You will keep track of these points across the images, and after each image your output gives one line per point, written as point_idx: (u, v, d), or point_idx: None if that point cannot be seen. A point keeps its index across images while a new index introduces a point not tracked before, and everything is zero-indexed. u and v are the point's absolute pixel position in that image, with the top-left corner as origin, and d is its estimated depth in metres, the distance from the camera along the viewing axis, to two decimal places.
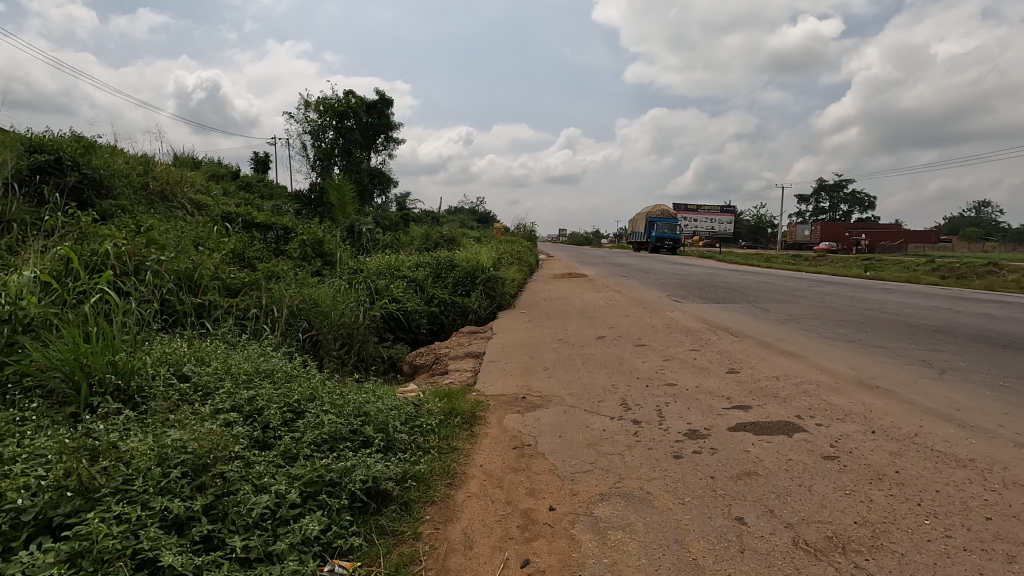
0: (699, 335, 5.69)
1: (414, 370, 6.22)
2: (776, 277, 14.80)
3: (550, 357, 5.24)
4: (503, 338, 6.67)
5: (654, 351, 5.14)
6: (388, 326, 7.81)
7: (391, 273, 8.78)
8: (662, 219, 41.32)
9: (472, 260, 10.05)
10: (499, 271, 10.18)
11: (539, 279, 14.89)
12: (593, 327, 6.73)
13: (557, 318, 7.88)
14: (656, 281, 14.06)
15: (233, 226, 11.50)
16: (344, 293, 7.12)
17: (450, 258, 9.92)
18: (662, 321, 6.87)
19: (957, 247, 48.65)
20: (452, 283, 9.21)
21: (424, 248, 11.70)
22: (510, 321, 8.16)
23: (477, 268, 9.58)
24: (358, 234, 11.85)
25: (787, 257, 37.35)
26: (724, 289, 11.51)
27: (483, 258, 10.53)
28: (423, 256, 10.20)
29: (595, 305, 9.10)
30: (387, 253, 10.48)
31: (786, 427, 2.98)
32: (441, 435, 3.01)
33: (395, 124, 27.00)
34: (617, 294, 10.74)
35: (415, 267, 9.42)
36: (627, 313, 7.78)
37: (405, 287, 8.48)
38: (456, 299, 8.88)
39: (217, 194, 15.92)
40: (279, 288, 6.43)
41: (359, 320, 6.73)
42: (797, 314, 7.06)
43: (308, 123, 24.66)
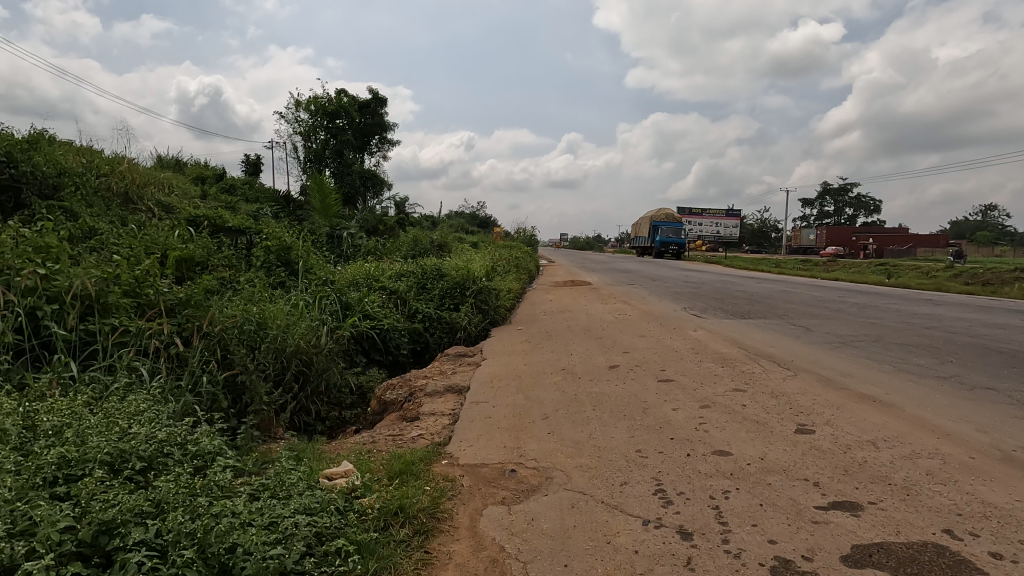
0: (739, 366, 4.53)
1: (382, 408, 5.04)
2: (797, 284, 13.67)
3: (550, 398, 4.07)
4: (494, 364, 5.51)
5: (685, 391, 3.97)
6: (362, 347, 6.66)
7: (368, 285, 7.69)
8: (667, 222, 40.33)
9: (463, 267, 8.90)
10: (494, 280, 9.01)
11: (539, 288, 13.78)
12: (602, 352, 5.58)
13: (560, 337, 6.74)
14: (668, 288, 12.92)
15: (198, 230, 10.41)
16: (304, 309, 6.00)
17: (438, 266, 8.77)
18: (685, 344, 5.70)
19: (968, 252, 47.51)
20: (439, 295, 8.06)
21: (411, 255, 10.54)
22: (506, 340, 7.00)
23: (468, 277, 8.43)
24: (339, 240, 10.75)
25: (796, 262, 36.22)
26: (745, 299, 10.37)
27: (476, 265, 9.37)
28: (408, 264, 9.08)
29: (604, 320, 7.93)
30: (368, 262, 9.35)
31: (944, 559, 1.80)
32: (371, 569, 1.86)
33: (389, 125, 25.92)
34: (626, 306, 9.59)
35: (397, 277, 8.28)
36: (642, 332, 6.59)
37: (383, 301, 7.37)
38: (442, 314, 7.72)
39: (194, 196, 14.90)
40: (221, 306, 5.33)
41: (320, 344, 5.60)
42: (847, 334, 5.90)
43: (299, 123, 23.72)
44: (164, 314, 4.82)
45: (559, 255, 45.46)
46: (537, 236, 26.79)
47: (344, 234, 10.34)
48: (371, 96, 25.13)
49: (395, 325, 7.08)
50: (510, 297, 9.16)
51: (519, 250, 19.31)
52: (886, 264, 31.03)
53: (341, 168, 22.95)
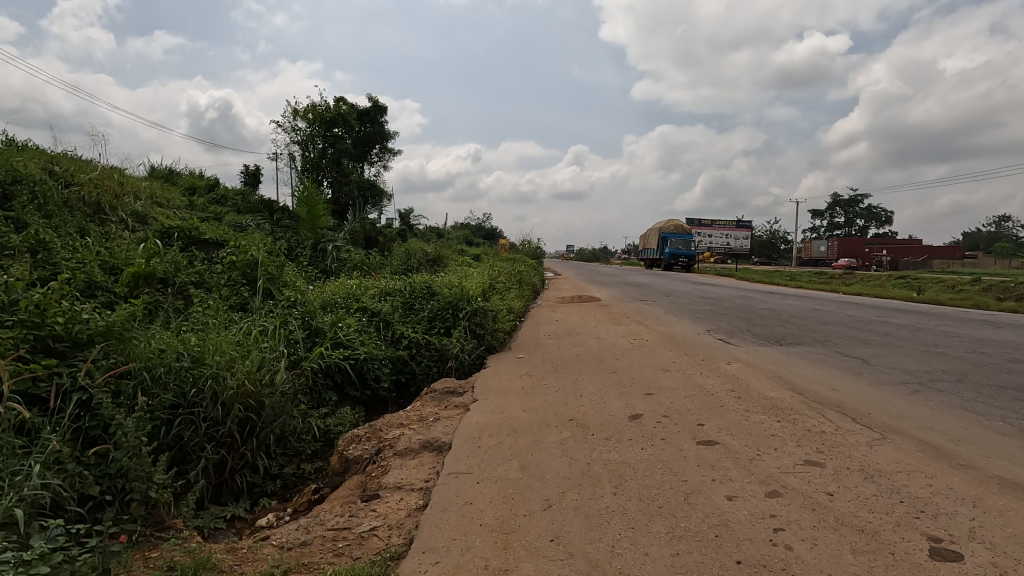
0: (801, 422, 3.48)
1: (345, 467, 4.03)
2: (825, 302, 12.58)
3: (553, 471, 3.04)
4: (485, 408, 4.49)
5: (737, 463, 2.93)
6: (334, 381, 5.66)
7: (346, 308, 6.75)
8: (676, 234, 39.28)
9: (455, 284, 7.93)
10: (492, 298, 8.01)
11: (544, 305, 12.78)
12: (619, 394, 4.55)
13: (567, 369, 5.72)
14: (685, 306, 11.90)
15: (169, 242, 9.53)
16: (258, 339, 5.02)
17: (428, 284, 7.80)
18: (720, 382, 4.65)
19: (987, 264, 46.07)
20: (429, 317, 7.06)
21: (402, 270, 9.56)
22: (504, 371, 5.99)
23: (461, 295, 7.44)
24: (323, 254, 9.82)
25: (811, 275, 35.00)
26: (774, 319, 9.31)
27: (472, 281, 8.41)
28: (396, 281, 8.11)
29: (618, 346, 6.88)
30: (351, 278, 8.39)
31: None
32: None
33: (390, 134, 25.12)
34: (641, 327, 8.55)
35: (381, 298, 7.33)
36: (663, 364, 5.56)
37: (361, 326, 6.41)
38: (431, 338, 6.71)
39: (177, 207, 14.08)
40: (151, 338, 4.40)
41: (275, 382, 4.63)
42: (918, 370, 4.85)
43: (296, 132, 23.00)
44: (62, 362, 3.87)
45: (566, 267, 44.36)
46: (542, 248, 25.79)
47: (328, 248, 9.40)
48: (371, 105, 24.38)
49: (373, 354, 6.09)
50: (510, 317, 8.15)
51: (523, 263, 18.31)
52: (906, 277, 29.77)
53: (339, 178, 22.12)
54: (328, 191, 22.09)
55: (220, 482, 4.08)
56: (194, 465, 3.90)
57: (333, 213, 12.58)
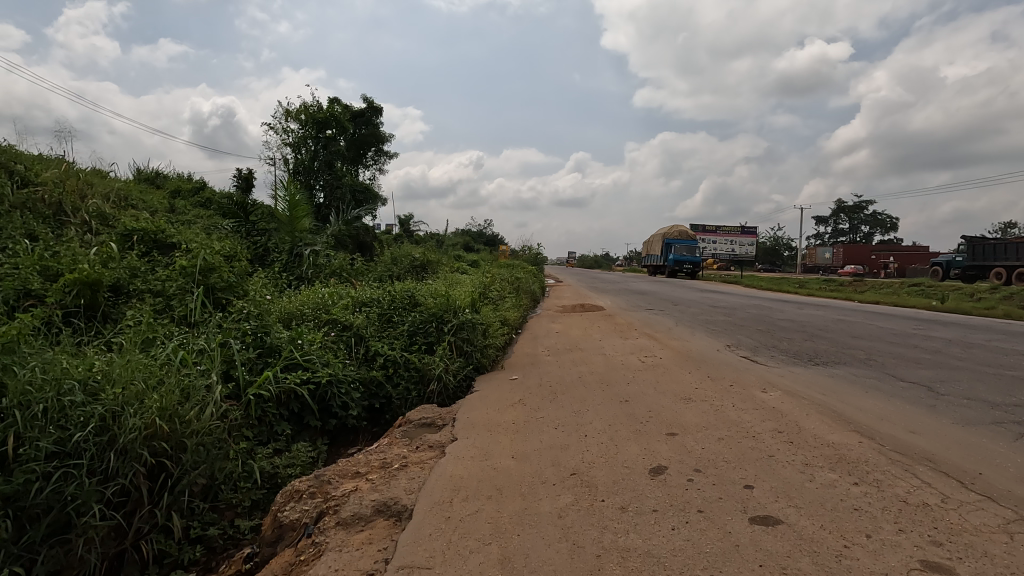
0: (888, 487, 2.55)
1: (278, 536, 3.08)
2: (848, 312, 11.62)
3: (547, 571, 2.09)
4: (464, 452, 3.55)
5: (817, 563, 1.99)
6: (289, 409, 4.75)
7: (312, 324, 5.85)
8: (680, 240, 38.38)
9: (441, 293, 7.02)
10: (482, 308, 7.09)
11: (544, 314, 11.86)
12: (633, 434, 3.61)
13: (568, 396, 4.78)
14: (696, 316, 10.96)
15: (128, 246, 8.63)
16: (188, 363, 4.12)
17: (409, 293, 6.88)
18: (760, 419, 3.71)
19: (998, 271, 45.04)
20: (408, 331, 6.13)
21: (385, 277, 8.63)
22: (494, 397, 5.05)
23: (445, 304, 6.52)
24: (299, 260, 8.93)
25: (819, 281, 34.05)
26: (799, 332, 8.35)
27: (460, 290, 7.48)
28: (375, 290, 7.20)
29: (627, 365, 5.93)
30: (326, 287, 7.47)
31: None
32: None
33: (385, 136, 24.27)
34: (651, 341, 7.61)
35: (354, 310, 6.42)
36: (684, 391, 4.62)
37: (327, 343, 5.51)
38: (409, 356, 5.78)
39: (153, 210, 13.23)
40: (43, 362, 3.51)
41: (201, 417, 3.71)
42: (1003, 403, 3.91)
43: (287, 134, 22.20)
44: None
45: (568, 274, 43.38)
46: (543, 254, 24.85)
47: (304, 253, 8.50)
48: (366, 106, 23.60)
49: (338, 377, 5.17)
50: (504, 330, 7.22)
51: (522, 269, 17.37)
52: (920, 285, 28.75)
53: (331, 181, 21.25)
54: (320, 194, 21.21)
55: (120, 551, 3.16)
56: (78, 533, 2.97)
57: (316, 215, 11.69)
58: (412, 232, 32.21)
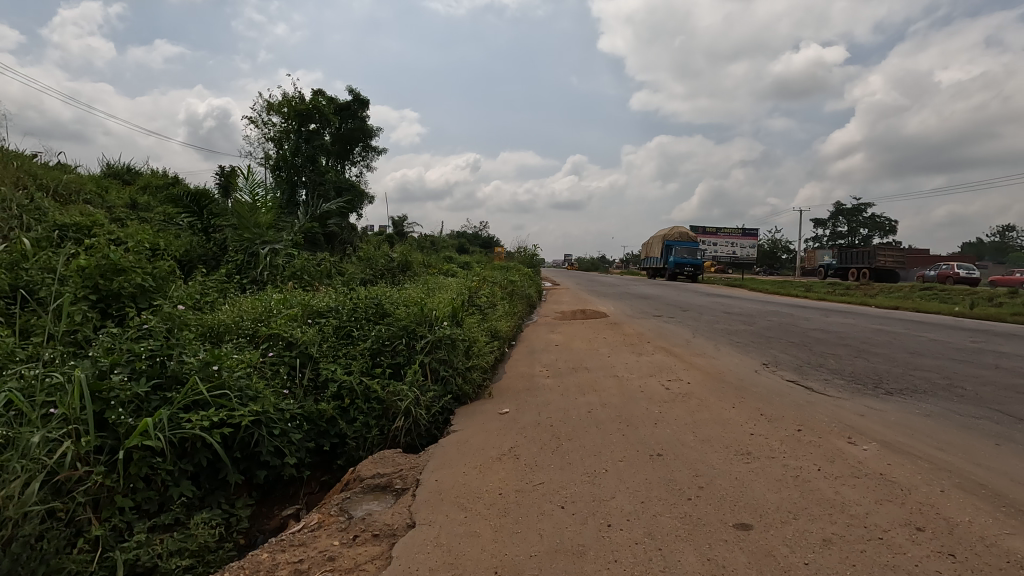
0: None
1: None
2: (880, 320, 10.39)
3: None
4: (421, 557, 2.28)
5: None
6: (196, 462, 3.47)
7: (244, 346, 4.57)
8: (680, 242, 37.23)
9: (416, 300, 5.74)
10: (466, 319, 5.82)
11: (541, 323, 10.56)
12: (683, 527, 2.34)
13: (576, 444, 3.49)
14: (714, 325, 9.71)
15: (50, 243, 7.28)
16: (26, 410, 2.94)
17: (376, 300, 5.60)
18: (873, 500, 2.45)
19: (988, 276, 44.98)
20: (370, 348, 4.86)
21: (356, 281, 7.34)
22: (477, 442, 3.75)
23: (418, 315, 5.24)
24: (254, 262, 7.65)
25: (824, 285, 32.91)
26: (841, 345, 7.11)
27: (439, 295, 6.22)
28: (335, 296, 5.90)
29: (649, 394, 4.66)
30: (278, 292, 6.16)
31: None
32: None
33: (373, 132, 23.05)
34: (671, 358, 6.34)
35: (306, 322, 5.12)
36: (737, 439, 3.35)
37: (259, 371, 4.21)
38: (369, 382, 4.49)
39: (105, 206, 11.85)
40: None
41: (17, 502, 2.52)
42: None
43: (268, 127, 20.87)
44: None
45: (566, 277, 42.17)
46: (539, 256, 23.65)
47: (259, 253, 7.21)
48: (352, 99, 22.36)
49: (271, 413, 3.88)
50: (493, 344, 5.95)
51: (517, 272, 16.10)
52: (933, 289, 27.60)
53: (314, 178, 19.94)
54: (303, 191, 19.92)
55: None
56: None
57: (285, 211, 10.36)
58: (405, 233, 30.99)
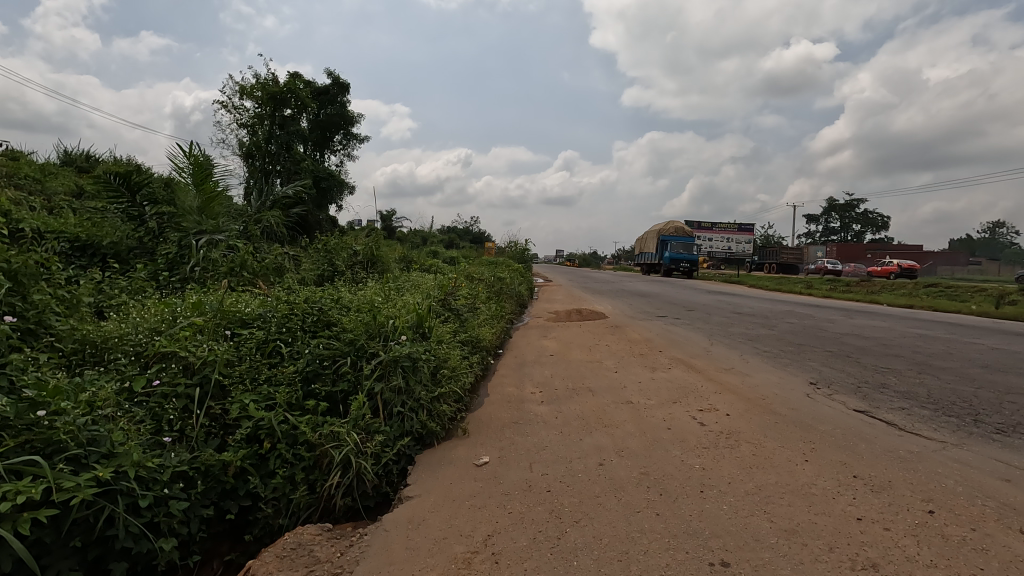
0: None
1: None
2: (913, 322, 9.26)
3: None
4: None
5: None
6: None
7: (121, 376, 3.31)
8: (676, 237, 36.15)
9: (374, 305, 4.44)
10: (437, 327, 4.54)
11: (533, 326, 9.34)
12: None
13: (588, 537, 2.26)
14: (729, 329, 8.53)
15: None
16: None
17: (321, 304, 4.32)
18: None
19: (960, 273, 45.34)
20: (304, 371, 3.61)
21: (308, 280, 6.01)
22: (438, 523, 2.52)
23: (372, 324, 3.95)
24: (187, 256, 6.35)
25: (824, 281, 31.95)
26: (892, 357, 5.93)
27: (406, 297, 4.93)
28: (270, 300, 4.61)
29: (678, 433, 3.46)
30: (201, 293, 4.85)
31: None
32: None
33: (353, 118, 21.67)
34: (693, 374, 5.13)
35: (222, 336, 3.84)
36: (841, 532, 2.15)
37: (129, 417, 2.97)
38: (294, 421, 3.24)
39: (39, 194, 10.46)
40: None
41: None
42: None
43: (239, 112, 19.44)
44: None
45: (559, 273, 41.03)
46: (531, 252, 22.36)
47: (197, 254, 5.97)
48: (331, 82, 20.96)
49: (133, 477, 2.63)
50: (472, 360, 4.70)
51: (506, 268, 14.83)
52: (936, 288, 26.15)
53: (289, 166, 18.55)
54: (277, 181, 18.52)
55: None
56: None
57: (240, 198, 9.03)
58: (392, 227, 29.57)
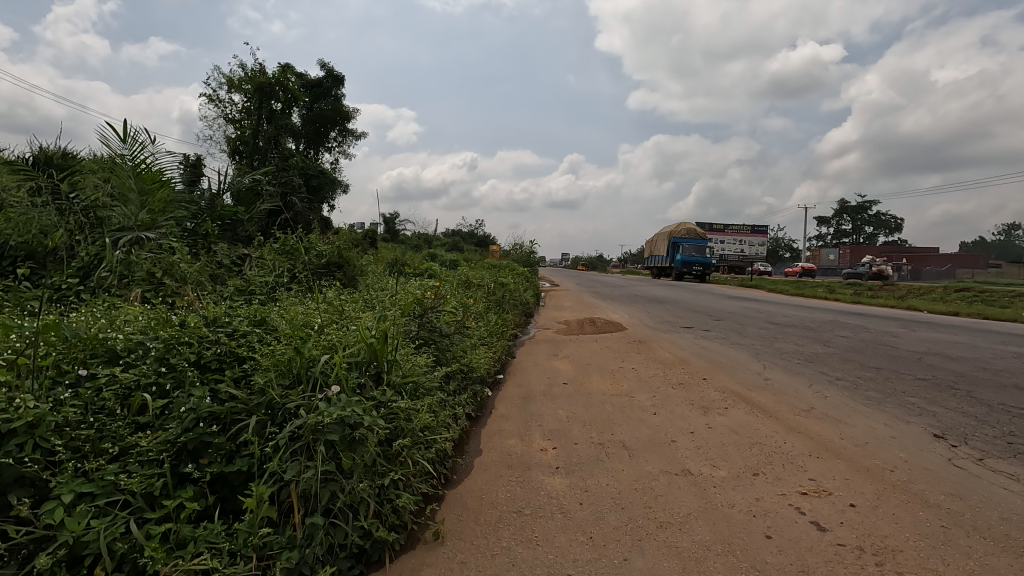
0: None
1: None
2: (991, 336, 7.80)
3: None
4: None
5: None
6: None
7: None
8: (688, 239, 34.70)
9: (312, 328, 3.05)
10: (406, 354, 3.14)
11: (540, 340, 7.96)
12: None
13: None
14: (776, 345, 7.12)
15: None
16: None
17: (230, 327, 2.95)
18: None
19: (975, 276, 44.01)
20: (179, 441, 2.25)
21: (250, 289, 4.62)
22: None
23: (298, 354, 2.55)
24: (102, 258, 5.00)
25: (843, 285, 30.43)
26: (1015, 390, 4.50)
27: (365, 313, 3.55)
28: (168, 316, 3.22)
29: (788, 551, 2.08)
30: (83, 310, 3.49)
31: None
32: None
33: (348, 113, 20.41)
34: (764, 419, 3.72)
35: (67, 382, 2.49)
36: None
37: None
38: (141, 540, 1.88)
39: None
40: None
41: None
42: None
43: (226, 106, 18.22)
44: None
45: (566, 275, 39.66)
46: (537, 253, 20.95)
47: (108, 256, 4.60)
48: (325, 74, 19.70)
49: None
50: (454, 406, 3.31)
51: (509, 272, 13.44)
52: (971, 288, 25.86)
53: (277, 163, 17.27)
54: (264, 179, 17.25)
55: None
56: None
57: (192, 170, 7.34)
58: (394, 229, 28.28)
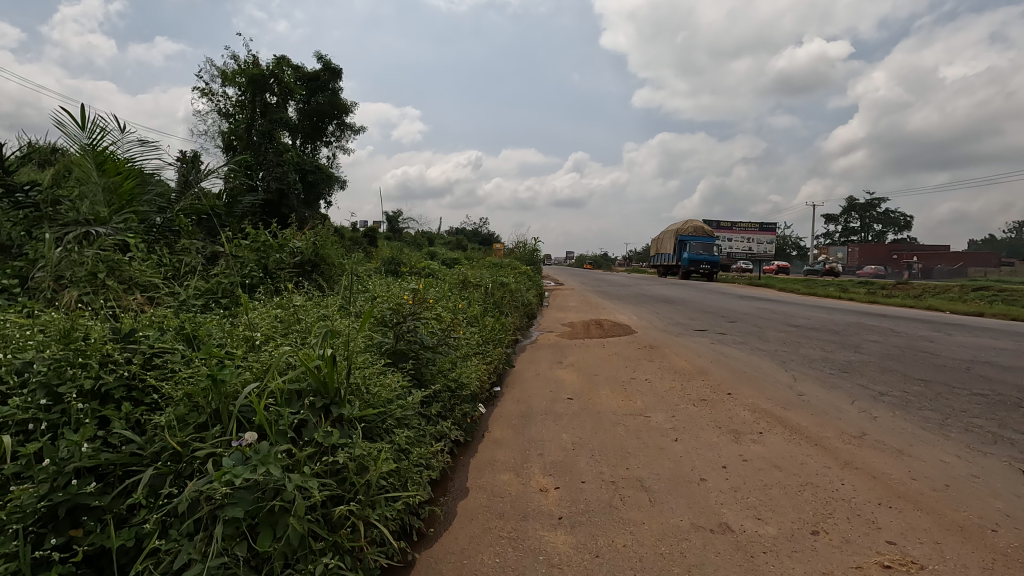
0: None
1: None
2: None
3: None
4: None
5: None
6: None
7: None
8: (696, 236, 34.00)
9: (251, 342, 2.43)
10: (370, 371, 2.51)
11: (542, 344, 7.36)
12: None
13: None
14: (801, 352, 6.48)
15: None
16: None
17: (145, 342, 2.31)
18: None
19: (989, 276, 43.08)
20: (39, 506, 1.61)
21: (205, 292, 4.01)
22: None
23: (217, 378, 1.93)
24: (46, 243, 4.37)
25: (856, 284, 29.64)
26: None
27: (326, 322, 2.93)
28: (80, 323, 2.59)
29: None
30: None
31: None
32: None
33: (347, 107, 19.86)
34: (808, 449, 3.09)
35: None
36: None
37: None
38: None
39: None
40: None
41: None
42: None
43: (220, 99, 17.68)
44: None
45: (571, 273, 39.07)
46: (542, 251, 20.32)
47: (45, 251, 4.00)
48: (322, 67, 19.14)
49: None
50: (430, 439, 2.67)
51: (511, 271, 12.83)
52: (990, 288, 24.96)
53: None
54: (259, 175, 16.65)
55: None
56: None
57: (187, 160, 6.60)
58: (397, 227, 27.69)
